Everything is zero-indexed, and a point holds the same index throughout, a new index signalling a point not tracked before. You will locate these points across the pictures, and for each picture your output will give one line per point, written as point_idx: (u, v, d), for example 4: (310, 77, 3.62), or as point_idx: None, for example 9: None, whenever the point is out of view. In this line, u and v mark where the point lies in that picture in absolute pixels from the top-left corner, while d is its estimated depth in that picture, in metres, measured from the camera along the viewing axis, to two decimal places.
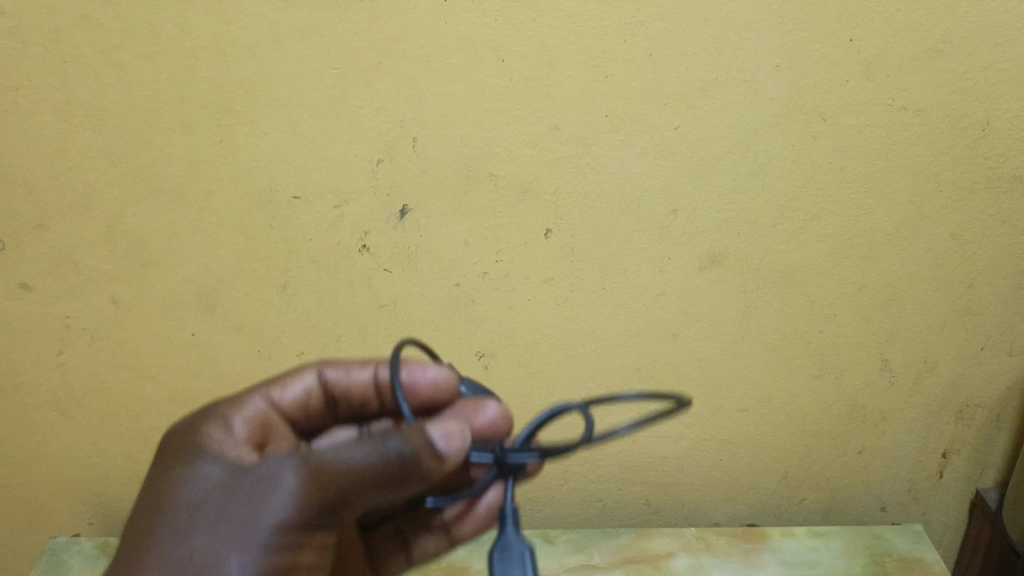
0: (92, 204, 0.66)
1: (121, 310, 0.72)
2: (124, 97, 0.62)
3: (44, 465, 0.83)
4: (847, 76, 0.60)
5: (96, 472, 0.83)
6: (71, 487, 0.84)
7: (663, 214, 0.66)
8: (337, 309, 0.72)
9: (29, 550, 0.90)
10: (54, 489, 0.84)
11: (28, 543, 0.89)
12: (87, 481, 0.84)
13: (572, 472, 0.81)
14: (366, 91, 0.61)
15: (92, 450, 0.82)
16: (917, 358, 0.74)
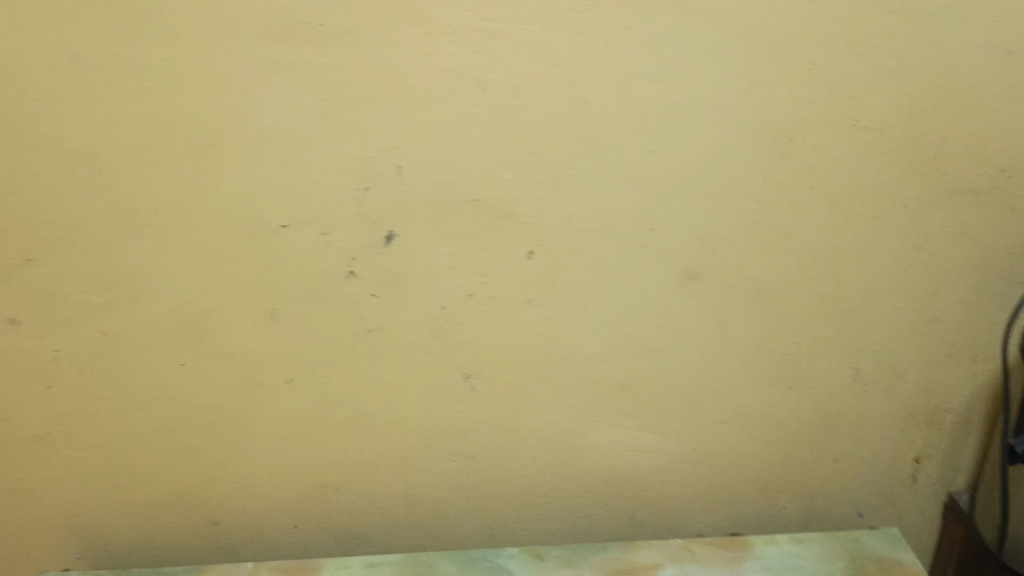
0: (79, 239, 0.65)
1: (111, 342, 0.69)
2: (113, 134, 0.62)
3: (12, 526, 0.76)
4: (811, 99, 0.64)
5: (73, 528, 0.76)
6: (48, 533, 0.76)
7: (642, 233, 0.69)
8: (325, 335, 0.70)
9: None
10: (19, 556, 0.77)
11: None
12: (59, 549, 0.77)
13: (557, 489, 0.80)
14: (351, 122, 0.63)
15: (67, 506, 0.75)
16: (887, 366, 0.76)
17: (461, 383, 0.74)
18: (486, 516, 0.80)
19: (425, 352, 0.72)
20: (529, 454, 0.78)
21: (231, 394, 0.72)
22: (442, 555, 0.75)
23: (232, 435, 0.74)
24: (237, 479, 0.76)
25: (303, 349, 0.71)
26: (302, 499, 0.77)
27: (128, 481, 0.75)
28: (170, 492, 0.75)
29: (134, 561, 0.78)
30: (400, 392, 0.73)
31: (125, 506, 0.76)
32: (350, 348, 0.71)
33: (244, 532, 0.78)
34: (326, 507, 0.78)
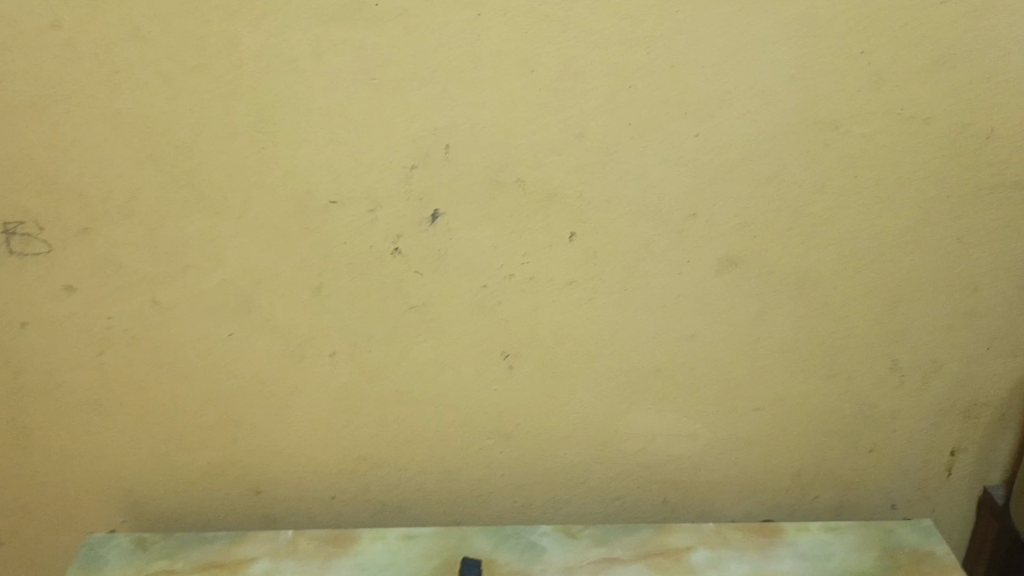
0: (134, 210, 0.67)
1: (162, 311, 0.71)
2: (171, 108, 0.64)
3: (60, 489, 0.78)
4: (858, 87, 0.65)
5: (120, 492, 0.78)
6: (95, 497, 0.78)
7: (683, 218, 0.69)
8: (368, 310, 0.72)
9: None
10: (66, 518, 0.79)
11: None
12: (105, 513, 0.79)
13: (591, 470, 0.81)
14: (401, 101, 0.64)
15: (115, 470, 0.77)
16: (925, 359, 0.76)
17: (500, 362, 0.75)
18: (520, 494, 0.81)
19: (465, 330, 0.73)
20: (564, 434, 0.79)
21: (276, 366, 0.74)
22: (477, 530, 0.76)
23: (276, 406, 0.75)
24: (279, 449, 0.77)
25: (347, 324, 0.72)
26: (342, 470, 0.79)
27: (174, 448, 0.77)
28: (214, 460, 0.77)
29: (177, 526, 0.80)
30: (440, 369, 0.75)
31: (171, 472, 0.78)
32: (392, 324, 0.73)
33: (284, 501, 0.80)
34: (364, 480, 0.79)
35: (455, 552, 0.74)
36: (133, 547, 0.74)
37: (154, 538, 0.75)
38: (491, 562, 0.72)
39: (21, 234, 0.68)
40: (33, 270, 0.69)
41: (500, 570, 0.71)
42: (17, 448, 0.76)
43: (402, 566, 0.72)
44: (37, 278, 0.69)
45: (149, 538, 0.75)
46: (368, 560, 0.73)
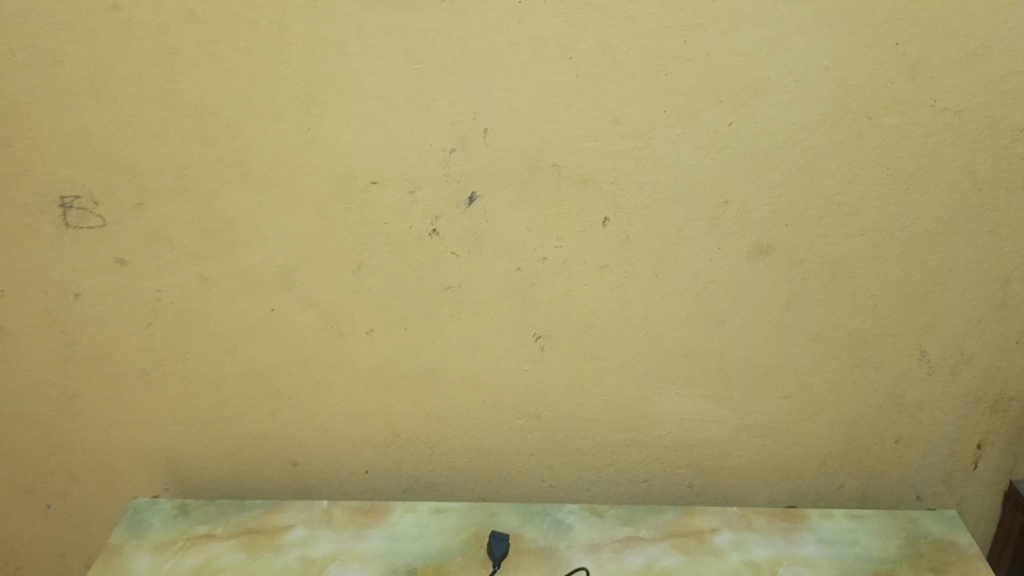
0: (185, 186, 0.70)
1: (208, 285, 0.74)
2: (222, 88, 0.66)
3: (107, 455, 0.81)
4: (891, 78, 0.66)
5: (164, 459, 0.81)
6: (139, 463, 0.82)
7: (715, 205, 0.71)
8: (405, 289, 0.74)
9: (82, 545, 0.86)
10: (112, 484, 0.83)
11: (81, 539, 0.85)
12: (149, 479, 0.82)
13: (618, 453, 0.82)
14: (443, 86, 0.66)
15: (160, 438, 0.80)
16: (954, 351, 0.77)
17: (531, 343, 0.77)
18: (548, 474, 0.83)
19: (499, 311, 0.75)
20: (592, 416, 0.80)
21: (315, 342, 0.76)
22: (506, 506, 0.78)
23: (314, 380, 0.78)
24: (316, 423, 0.80)
25: (384, 302, 0.75)
26: (375, 445, 0.81)
27: (216, 418, 0.80)
28: (254, 431, 0.80)
29: (217, 494, 0.83)
30: (473, 348, 0.77)
31: (212, 442, 0.81)
32: (428, 304, 0.75)
33: (319, 474, 0.82)
34: (396, 455, 0.82)
35: (483, 527, 0.76)
36: (175, 512, 0.77)
37: (194, 504, 0.78)
38: (518, 537, 0.74)
39: (77, 208, 0.71)
40: (88, 243, 0.72)
41: (527, 545, 0.73)
42: (68, 414, 0.79)
43: (432, 539, 0.74)
44: (91, 250, 0.72)
45: (190, 504, 0.78)
46: (400, 532, 0.75)
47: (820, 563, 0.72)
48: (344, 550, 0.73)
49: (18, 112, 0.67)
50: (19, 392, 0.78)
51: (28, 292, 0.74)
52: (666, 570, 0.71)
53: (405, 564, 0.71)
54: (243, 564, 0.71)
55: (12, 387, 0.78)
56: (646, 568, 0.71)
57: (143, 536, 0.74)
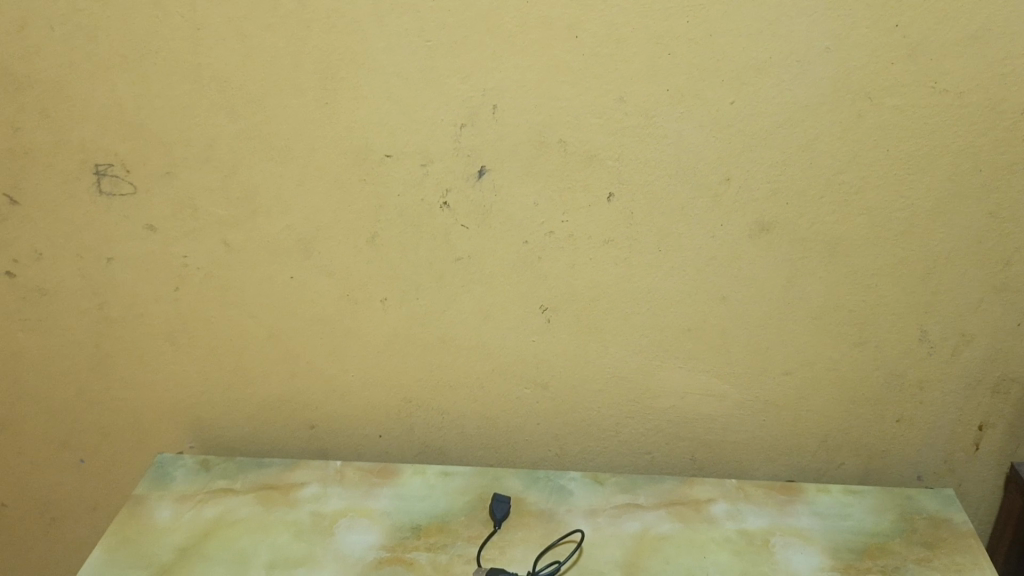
0: (210, 157, 0.74)
1: (232, 253, 0.78)
2: (245, 63, 0.70)
3: (136, 414, 0.86)
4: (892, 60, 0.67)
5: (189, 418, 0.86)
6: (166, 421, 0.86)
7: (718, 182, 0.73)
8: (417, 259, 0.77)
9: (112, 499, 0.90)
10: (140, 441, 0.87)
11: (110, 494, 0.90)
12: (175, 437, 0.87)
13: (623, 424, 0.85)
14: (454, 63, 0.69)
15: (185, 397, 0.85)
16: (955, 331, 0.78)
17: (539, 315, 0.79)
18: (554, 443, 0.86)
19: (506, 282, 0.78)
20: (597, 388, 0.83)
21: (332, 308, 0.80)
22: (511, 472, 0.81)
23: (330, 345, 0.82)
24: (332, 387, 0.84)
25: (397, 271, 0.78)
26: (388, 410, 0.85)
27: (239, 380, 0.84)
28: (274, 394, 0.84)
29: (239, 453, 0.87)
30: (482, 319, 0.80)
31: (235, 403, 0.85)
32: (438, 273, 0.78)
33: (335, 437, 0.86)
34: (408, 421, 0.85)
35: (487, 489, 0.79)
36: (196, 467, 0.81)
37: (215, 460, 0.82)
38: (520, 499, 0.78)
39: (110, 175, 0.75)
40: (120, 209, 0.76)
41: (528, 508, 0.76)
42: (101, 372, 0.84)
43: (437, 499, 0.78)
44: (123, 217, 0.77)
45: (211, 460, 0.82)
46: (407, 491, 0.78)
47: (812, 533, 0.74)
48: (354, 506, 0.77)
49: (56, 84, 0.72)
50: (55, 352, 0.83)
51: (64, 256, 0.79)
52: (661, 535, 0.74)
53: (410, 521, 0.75)
54: (258, 516, 0.75)
55: (49, 346, 0.83)
56: (642, 532, 0.74)
57: (166, 487, 0.78)
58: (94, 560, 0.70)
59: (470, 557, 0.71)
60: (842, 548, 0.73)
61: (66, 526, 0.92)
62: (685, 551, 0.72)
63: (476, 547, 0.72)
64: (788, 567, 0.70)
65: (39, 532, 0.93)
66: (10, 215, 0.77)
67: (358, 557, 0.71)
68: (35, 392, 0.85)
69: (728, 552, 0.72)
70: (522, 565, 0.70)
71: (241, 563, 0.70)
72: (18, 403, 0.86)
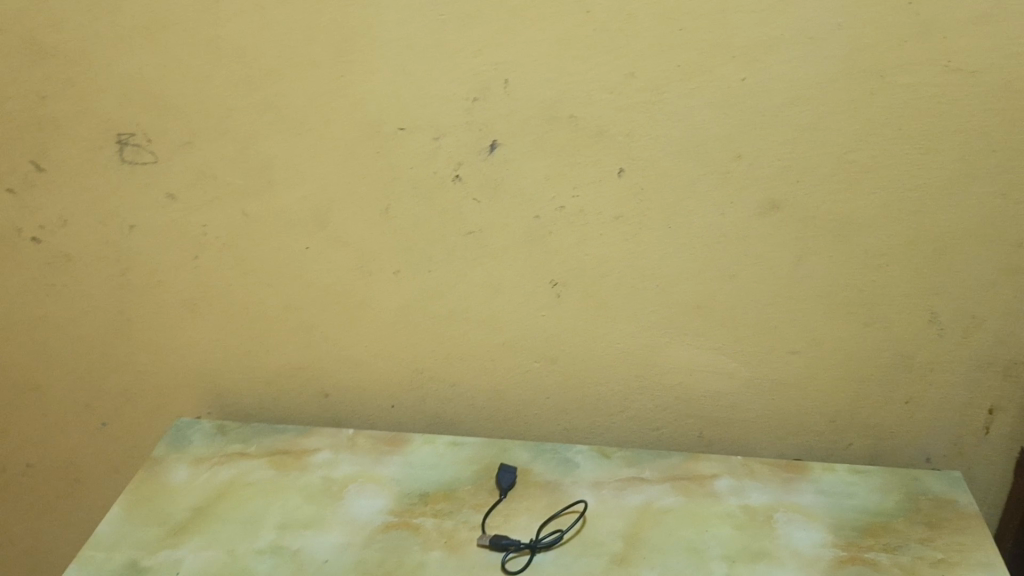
0: (229, 128, 0.75)
1: (249, 222, 0.80)
2: (262, 35, 0.71)
3: (156, 379, 0.88)
4: (904, 37, 0.67)
5: (208, 383, 0.88)
6: (186, 386, 0.89)
7: (727, 159, 0.73)
8: (429, 231, 0.78)
9: (134, 461, 0.93)
10: (160, 406, 0.90)
11: (132, 456, 0.93)
12: (195, 402, 0.89)
13: (631, 400, 0.86)
14: (466, 37, 0.70)
15: (204, 364, 0.87)
16: (966, 313, 0.78)
17: (549, 289, 0.80)
18: (563, 417, 0.87)
19: (517, 257, 0.79)
20: (606, 363, 0.84)
21: (346, 279, 0.81)
22: (518, 444, 0.82)
23: (344, 315, 0.83)
24: (346, 357, 0.85)
25: (409, 243, 0.79)
26: (400, 380, 0.86)
27: (255, 348, 0.86)
28: (289, 362, 0.86)
29: (256, 419, 0.90)
30: (492, 292, 0.81)
31: (252, 370, 0.87)
32: (450, 246, 0.79)
33: (349, 406, 0.88)
34: (420, 391, 0.87)
35: (494, 459, 0.80)
36: (213, 431, 0.83)
37: (231, 425, 0.84)
38: (526, 470, 0.79)
39: (132, 144, 0.77)
40: (142, 178, 0.78)
41: (534, 479, 0.78)
42: (123, 337, 0.86)
43: (445, 468, 0.79)
44: (144, 185, 0.79)
45: (228, 425, 0.84)
46: (416, 460, 0.80)
47: (815, 510, 0.75)
48: (364, 472, 0.78)
49: (80, 54, 0.74)
50: (79, 316, 0.86)
51: (88, 222, 0.81)
52: (664, 508, 0.74)
53: (418, 488, 0.76)
54: (270, 479, 0.77)
55: (73, 311, 0.85)
56: (644, 505, 0.75)
57: (183, 450, 0.81)
58: (112, 516, 0.73)
59: (475, 524, 0.72)
60: (845, 525, 0.73)
61: (89, 486, 0.95)
62: (686, 524, 0.73)
63: (480, 514, 0.74)
64: (789, 542, 0.71)
65: (64, 492, 0.96)
66: (37, 181, 0.80)
67: (365, 520, 0.73)
68: (59, 356, 0.88)
69: (729, 526, 0.73)
70: (525, 533, 0.72)
71: (252, 524, 0.72)
72: (44, 365, 0.89)
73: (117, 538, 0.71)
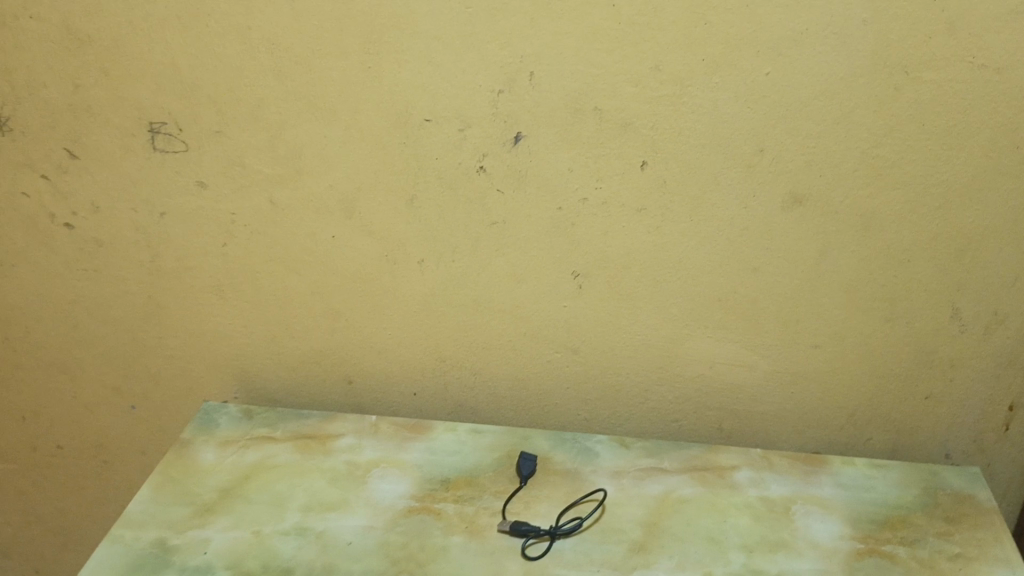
0: (259, 117, 0.77)
1: (278, 210, 0.81)
2: (293, 26, 0.72)
3: (184, 363, 0.90)
4: (930, 33, 0.67)
5: (235, 368, 0.90)
6: (213, 371, 0.90)
7: (751, 153, 0.73)
8: (454, 221, 0.79)
9: (161, 443, 0.95)
10: (188, 390, 0.92)
11: (160, 438, 0.95)
12: (221, 387, 0.91)
13: (651, 391, 0.86)
14: (493, 29, 0.71)
15: (231, 349, 0.89)
16: (988, 309, 0.78)
17: (571, 281, 0.81)
18: (584, 407, 0.88)
19: (540, 248, 0.80)
20: (627, 355, 0.84)
21: (371, 268, 0.83)
22: (539, 432, 0.83)
23: (369, 303, 0.84)
24: (370, 344, 0.87)
25: (434, 233, 0.80)
26: (423, 368, 0.87)
27: (281, 335, 0.87)
28: (314, 349, 0.88)
29: (281, 405, 0.91)
30: (515, 282, 0.82)
31: (277, 356, 0.89)
32: (474, 236, 0.80)
33: (372, 392, 0.89)
34: (442, 380, 0.88)
35: (516, 447, 0.81)
36: (240, 415, 0.85)
37: (257, 410, 0.86)
38: (547, 458, 0.80)
39: (164, 133, 0.78)
40: (173, 165, 0.80)
41: (554, 467, 0.79)
42: (152, 322, 0.88)
43: (467, 455, 0.80)
44: (176, 173, 0.80)
45: (253, 409, 0.86)
46: (438, 446, 0.81)
47: (834, 503, 0.75)
48: (387, 457, 0.80)
49: (115, 43, 0.75)
50: (110, 300, 0.87)
51: (119, 208, 0.82)
52: (683, 498, 0.75)
53: (440, 473, 0.78)
54: (296, 462, 0.79)
55: (105, 295, 0.87)
56: (664, 495, 0.75)
57: (211, 433, 0.82)
58: (142, 496, 0.74)
59: (496, 510, 0.73)
60: (863, 518, 0.73)
61: (118, 468, 0.97)
62: (706, 515, 0.73)
63: (502, 501, 0.75)
64: (808, 533, 0.72)
65: (92, 473, 0.98)
66: (70, 167, 0.81)
67: (389, 504, 0.74)
68: (90, 339, 0.90)
69: (748, 516, 0.73)
70: (545, 519, 0.73)
71: (278, 505, 0.74)
72: (74, 348, 0.90)
73: (146, 517, 0.72)
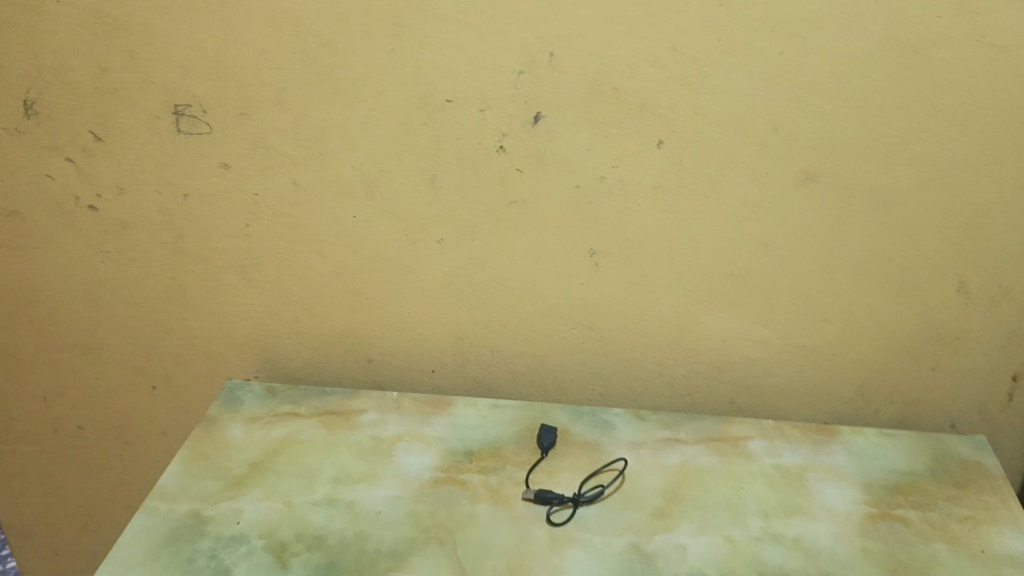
0: (283, 99, 0.78)
1: (301, 191, 0.83)
2: (317, 10, 0.74)
3: (207, 342, 0.92)
4: (941, 13, 0.69)
5: (256, 347, 0.92)
6: (234, 350, 0.92)
7: (765, 131, 0.75)
8: (474, 201, 0.81)
9: (183, 422, 0.97)
10: (210, 368, 0.94)
11: (182, 416, 0.97)
12: (243, 365, 0.93)
13: (665, 366, 0.89)
14: (515, 11, 0.72)
15: (253, 328, 0.90)
16: (993, 283, 0.81)
17: (588, 258, 0.83)
18: (599, 381, 0.90)
19: (558, 226, 0.82)
20: (642, 331, 0.87)
21: (392, 247, 0.84)
22: (557, 407, 0.86)
23: (390, 283, 0.86)
24: (390, 322, 0.89)
25: (455, 212, 0.82)
26: (443, 346, 0.89)
27: (303, 314, 0.89)
28: (336, 327, 0.89)
29: (301, 383, 0.93)
30: (533, 260, 0.84)
31: (299, 335, 0.90)
32: (494, 215, 0.82)
33: (392, 370, 0.91)
34: (461, 357, 0.90)
35: (535, 421, 0.83)
36: (263, 392, 0.87)
37: (279, 387, 0.87)
38: (566, 430, 0.82)
39: (189, 115, 0.80)
40: (198, 148, 0.81)
41: (574, 439, 0.81)
42: (176, 302, 0.90)
43: (488, 428, 0.82)
44: (200, 154, 0.82)
45: (276, 387, 0.88)
46: (460, 421, 0.83)
47: (846, 470, 0.77)
48: (410, 432, 0.81)
49: (141, 27, 0.76)
50: (134, 281, 0.89)
51: (144, 190, 0.84)
52: (701, 467, 0.77)
53: (463, 446, 0.80)
54: (322, 437, 0.81)
55: (129, 276, 0.89)
56: (682, 464, 0.78)
57: (236, 410, 0.84)
58: (173, 470, 0.76)
59: (520, 480, 0.76)
60: (876, 484, 0.76)
61: (139, 446, 0.99)
62: (723, 483, 0.76)
63: (525, 471, 0.77)
64: (823, 499, 0.74)
65: (114, 452, 1.00)
66: (94, 150, 0.82)
67: (415, 476, 0.76)
68: (114, 320, 0.91)
69: (765, 484, 0.76)
70: (568, 488, 0.75)
71: (307, 478, 0.76)
72: (97, 329, 0.92)
73: (179, 490, 0.74)
